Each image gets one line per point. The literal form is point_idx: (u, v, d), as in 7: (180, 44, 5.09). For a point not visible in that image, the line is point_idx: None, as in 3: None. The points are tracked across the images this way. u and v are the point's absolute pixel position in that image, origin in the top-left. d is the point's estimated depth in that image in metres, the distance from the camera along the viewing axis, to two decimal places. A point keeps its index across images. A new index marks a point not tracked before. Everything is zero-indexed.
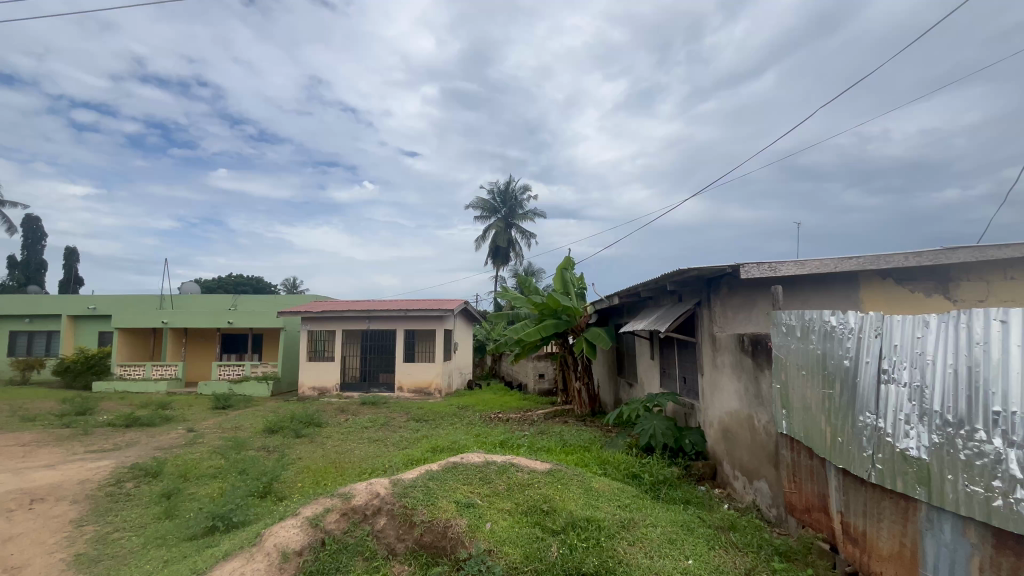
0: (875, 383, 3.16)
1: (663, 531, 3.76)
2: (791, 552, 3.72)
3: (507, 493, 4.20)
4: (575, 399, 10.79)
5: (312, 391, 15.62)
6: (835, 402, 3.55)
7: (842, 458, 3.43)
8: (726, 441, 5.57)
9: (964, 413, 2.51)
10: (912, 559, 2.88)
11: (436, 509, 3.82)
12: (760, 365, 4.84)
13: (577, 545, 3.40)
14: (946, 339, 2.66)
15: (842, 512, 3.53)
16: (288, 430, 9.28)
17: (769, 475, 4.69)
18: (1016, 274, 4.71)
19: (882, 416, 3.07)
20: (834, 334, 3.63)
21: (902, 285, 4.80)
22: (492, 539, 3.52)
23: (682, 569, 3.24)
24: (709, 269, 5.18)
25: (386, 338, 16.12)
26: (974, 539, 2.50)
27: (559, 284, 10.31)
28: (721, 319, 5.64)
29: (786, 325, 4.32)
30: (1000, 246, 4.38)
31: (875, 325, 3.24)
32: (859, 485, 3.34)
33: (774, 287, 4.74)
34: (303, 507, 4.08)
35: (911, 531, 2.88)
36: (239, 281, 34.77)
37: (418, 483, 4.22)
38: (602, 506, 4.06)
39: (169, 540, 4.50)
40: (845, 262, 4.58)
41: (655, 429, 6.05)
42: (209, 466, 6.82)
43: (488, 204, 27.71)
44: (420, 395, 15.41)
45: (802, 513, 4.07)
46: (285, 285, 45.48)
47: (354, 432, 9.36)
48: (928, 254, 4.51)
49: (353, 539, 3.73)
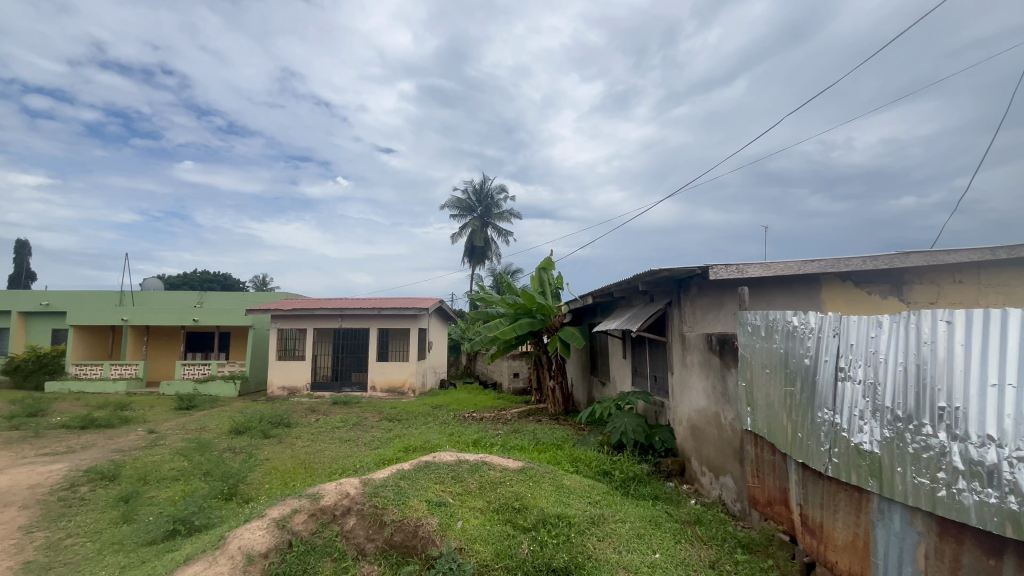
0: (832, 380, 3.30)
1: (631, 526, 3.84)
2: (753, 544, 3.88)
3: (479, 491, 4.21)
4: (549, 398, 10.87)
5: (281, 391, 15.28)
6: (797, 399, 3.68)
7: (802, 453, 3.56)
8: (694, 438, 5.71)
9: (913, 409, 2.65)
10: (865, 550, 3.02)
11: (407, 509, 3.80)
12: (726, 363, 4.99)
13: (547, 542, 3.44)
14: (896, 339, 2.81)
15: (801, 504, 3.67)
16: (255, 430, 9.04)
17: (733, 470, 4.84)
18: (965, 277, 4.94)
19: (839, 412, 3.20)
20: (796, 333, 3.76)
21: (860, 287, 5.04)
22: (464, 537, 3.53)
23: (650, 563, 3.32)
24: (680, 270, 5.29)
25: (360, 337, 15.72)
26: (921, 527, 2.64)
27: (535, 283, 10.33)
28: (691, 320, 5.77)
29: (752, 325, 4.45)
30: (951, 252, 4.58)
31: (833, 325, 3.37)
32: (817, 479, 3.47)
33: (742, 288, 4.87)
34: (269, 509, 4.00)
35: (865, 521, 3.02)
36: (206, 278, 33.73)
37: (389, 482, 4.19)
38: (573, 503, 4.12)
39: (127, 545, 4.32)
40: (808, 266, 4.77)
41: (626, 426, 6.14)
42: (171, 469, 6.59)
43: (464, 202, 27.58)
44: (394, 394, 15.28)
45: (764, 506, 4.21)
46: (255, 281, 44.20)
47: (325, 432, 9.19)
48: (884, 258, 4.71)
49: (321, 540, 3.66)
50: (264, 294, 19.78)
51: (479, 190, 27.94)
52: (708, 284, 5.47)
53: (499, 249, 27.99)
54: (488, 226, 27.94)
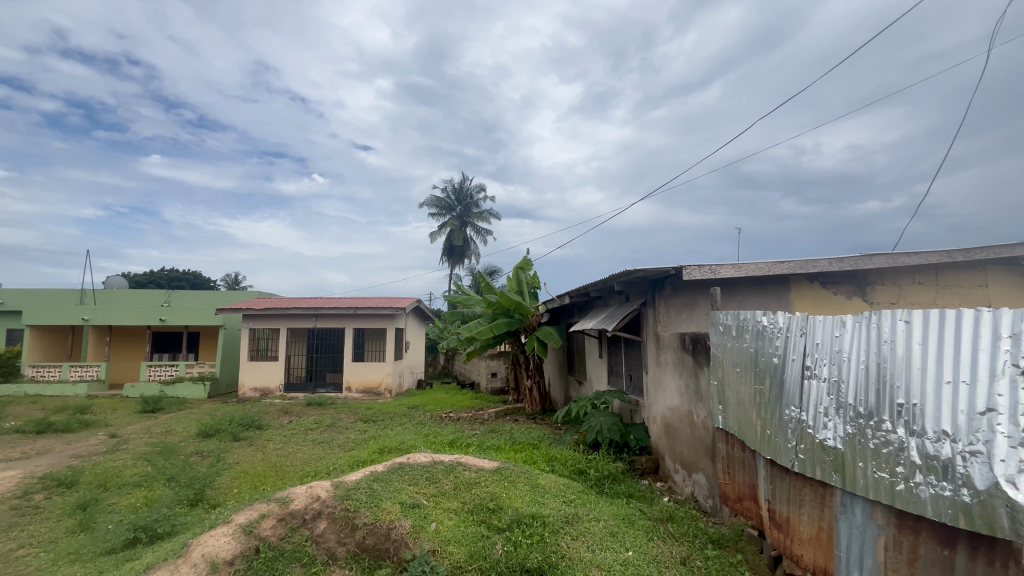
0: (799, 378, 3.39)
1: (605, 524, 3.87)
2: (723, 539, 3.96)
3: (453, 492, 4.18)
4: (527, 398, 10.89)
5: (253, 392, 14.90)
6: (765, 397, 3.77)
7: (770, 450, 3.65)
8: (668, 435, 5.80)
9: (874, 406, 2.74)
10: (828, 542, 3.11)
11: (380, 511, 3.75)
12: (699, 362, 5.07)
13: (521, 542, 3.43)
14: (858, 338, 2.90)
15: (769, 500, 3.75)
16: (225, 433, 8.78)
17: (706, 467, 4.92)
18: (924, 278, 5.14)
19: (805, 410, 3.29)
20: (765, 333, 3.84)
21: (826, 288, 5.20)
22: (437, 539, 3.49)
23: (622, 561, 3.35)
24: (654, 270, 5.36)
25: (335, 336, 15.44)
26: (881, 520, 2.73)
27: (513, 283, 10.33)
28: (665, 319, 5.85)
29: (723, 325, 4.54)
30: (911, 255, 4.75)
31: (801, 324, 3.46)
32: (784, 475, 3.56)
33: (714, 288, 4.96)
34: (236, 514, 3.89)
35: (828, 515, 3.11)
36: (174, 277, 32.63)
37: (362, 485, 4.13)
38: (548, 502, 4.12)
39: (83, 555, 4.14)
40: (777, 267, 4.88)
41: (601, 425, 6.19)
42: (133, 475, 6.34)
43: (443, 201, 27.38)
44: (370, 395, 15.08)
45: (735, 502, 4.30)
46: (226, 280, 42.94)
47: (297, 434, 9.00)
48: (849, 260, 4.85)
49: (290, 545, 3.58)
50: (235, 293, 19.25)
51: (459, 189, 27.78)
52: (681, 284, 5.56)
53: (478, 248, 27.91)
54: (466, 226, 27.82)
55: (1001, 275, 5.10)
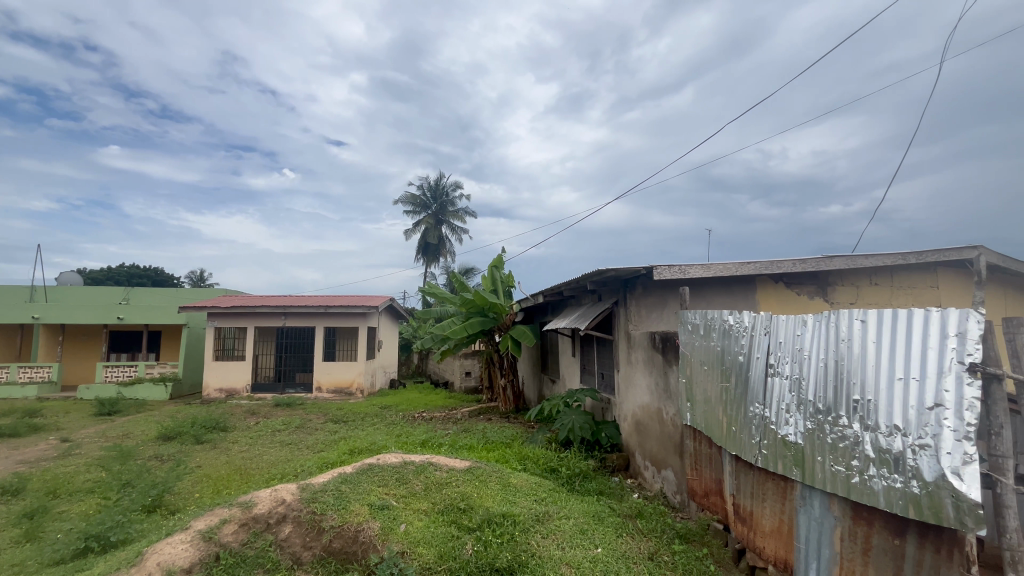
0: (763, 375, 3.48)
1: (575, 522, 3.89)
2: (690, 534, 4.05)
3: (424, 493, 4.14)
4: (500, 397, 10.89)
5: (218, 393, 14.41)
6: (731, 394, 3.87)
7: (735, 445, 3.74)
8: (638, 433, 5.88)
9: (832, 402, 2.84)
10: (789, 534, 3.21)
11: (348, 514, 3.68)
12: (668, 360, 5.17)
13: (491, 541, 3.42)
14: (818, 336, 3.00)
15: (734, 494, 3.85)
16: (187, 436, 8.45)
17: (674, 464, 5.02)
18: (879, 280, 5.39)
19: (768, 407, 3.38)
20: (731, 331, 3.93)
21: (790, 288, 5.37)
22: (406, 540, 3.46)
23: (591, 558, 3.38)
24: (626, 270, 5.43)
25: (305, 335, 15.10)
26: (837, 512, 2.84)
27: (487, 281, 10.29)
28: (636, 318, 5.93)
29: (692, 324, 4.63)
30: (869, 257, 4.94)
31: (764, 323, 3.56)
32: (748, 470, 3.66)
33: (683, 288, 5.06)
34: (195, 520, 3.75)
35: (789, 508, 3.21)
36: (134, 273, 31.26)
37: (329, 487, 4.06)
38: (519, 501, 4.12)
39: (29, 566, 3.92)
40: (744, 267, 5.01)
41: (573, 423, 6.25)
42: (86, 481, 6.05)
43: (418, 199, 27.06)
44: (341, 395, 14.79)
45: (702, 497, 4.39)
46: (191, 277, 41.37)
47: (264, 436, 8.75)
48: (811, 262, 5.02)
49: (252, 551, 3.45)
50: (200, 291, 18.58)
51: (434, 187, 27.52)
52: (652, 283, 5.66)
53: (453, 247, 27.72)
54: (442, 224, 27.59)
55: (949, 277, 5.40)
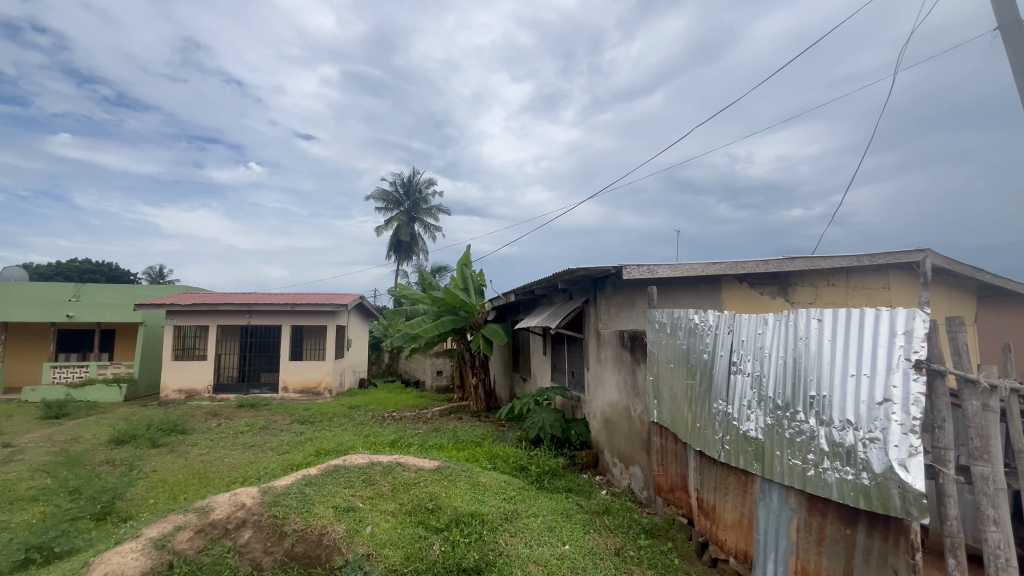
0: (726, 373, 3.57)
1: (543, 519, 3.90)
2: (656, 528, 4.13)
3: (391, 493, 4.08)
4: (472, 396, 10.84)
5: (177, 394, 13.83)
6: (696, 391, 3.95)
7: (699, 441, 3.83)
8: (607, 430, 5.96)
9: (790, 398, 2.94)
10: (748, 526, 3.32)
11: (311, 517, 3.59)
12: (637, 358, 5.24)
13: (459, 541, 3.39)
14: (778, 335, 3.10)
15: (698, 489, 3.94)
16: (142, 439, 8.08)
17: (641, 460, 5.11)
18: (836, 280, 5.64)
19: (731, 403, 3.47)
20: (697, 330, 4.02)
21: (754, 289, 5.53)
22: (372, 542, 3.39)
23: (559, 555, 3.40)
24: (596, 270, 5.49)
25: (271, 334, 14.66)
26: (794, 504, 2.94)
27: (458, 279, 10.21)
28: (605, 317, 5.99)
29: (659, 323, 4.71)
30: (827, 258, 5.14)
31: (728, 322, 3.65)
32: (711, 464, 3.75)
33: (651, 287, 5.14)
34: (147, 528, 3.57)
35: (749, 501, 3.31)
36: (87, 269, 29.63)
37: (292, 490, 3.94)
38: (487, 500, 4.11)
39: None
40: (710, 268, 5.13)
41: (544, 421, 6.28)
42: (29, 489, 5.69)
43: (390, 195, 26.67)
44: (308, 395, 14.43)
45: (667, 492, 4.48)
46: (148, 274, 39.51)
47: (226, 438, 8.46)
48: (774, 263, 5.18)
49: (208, 558, 3.33)
50: (158, 288, 17.79)
51: (407, 184, 27.18)
52: (621, 283, 5.74)
53: (426, 244, 27.45)
54: (414, 221, 27.26)
55: (899, 278, 5.71)
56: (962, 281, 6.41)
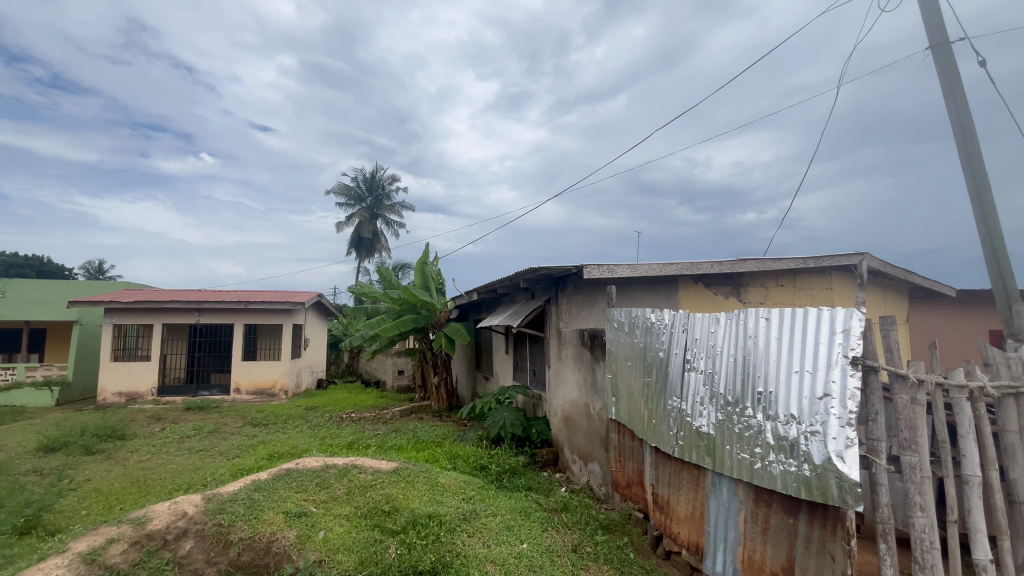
0: (681, 370, 3.67)
1: (502, 518, 3.90)
2: (613, 524, 4.19)
3: (347, 496, 3.96)
4: (433, 395, 10.71)
5: (116, 398, 12.97)
6: (652, 388, 4.04)
7: (655, 437, 3.92)
8: (567, 427, 6.02)
9: (740, 395, 3.05)
10: (700, 519, 3.41)
11: (260, 524, 3.45)
12: (596, 357, 5.31)
13: (416, 544, 3.33)
14: (729, 333, 3.21)
15: (653, 484, 4.03)
16: (75, 446, 7.52)
17: (600, 457, 5.19)
18: (785, 281, 5.91)
19: (685, 400, 3.57)
20: (654, 329, 4.10)
21: (709, 288, 5.71)
22: (325, 548, 3.29)
23: (517, 554, 3.40)
24: (558, 269, 5.54)
25: (222, 333, 14.00)
26: (742, 496, 3.05)
27: (419, 277, 10.06)
28: (566, 315, 6.06)
29: (617, 321, 4.79)
30: (777, 260, 5.37)
31: (683, 321, 3.75)
32: (666, 460, 3.85)
33: (610, 287, 5.22)
34: (75, 542, 3.33)
35: (701, 495, 3.42)
36: (15, 263, 27.33)
37: (239, 496, 3.78)
38: (446, 501, 4.06)
39: None
40: (667, 268, 5.26)
41: (504, 420, 6.28)
42: None
43: (352, 191, 26.02)
44: (262, 396, 13.87)
45: (624, 488, 4.57)
46: (87, 269, 36.88)
47: (170, 443, 8.00)
48: (727, 264, 5.37)
49: (144, 571, 3.15)
50: (97, 284, 16.64)
51: (370, 179, 26.61)
52: (582, 282, 5.81)
53: (388, 242, 26.97)
54: (377, 218, 26.72)
55: (841, 280, 6.06)
56: (896, 283, 6.86)
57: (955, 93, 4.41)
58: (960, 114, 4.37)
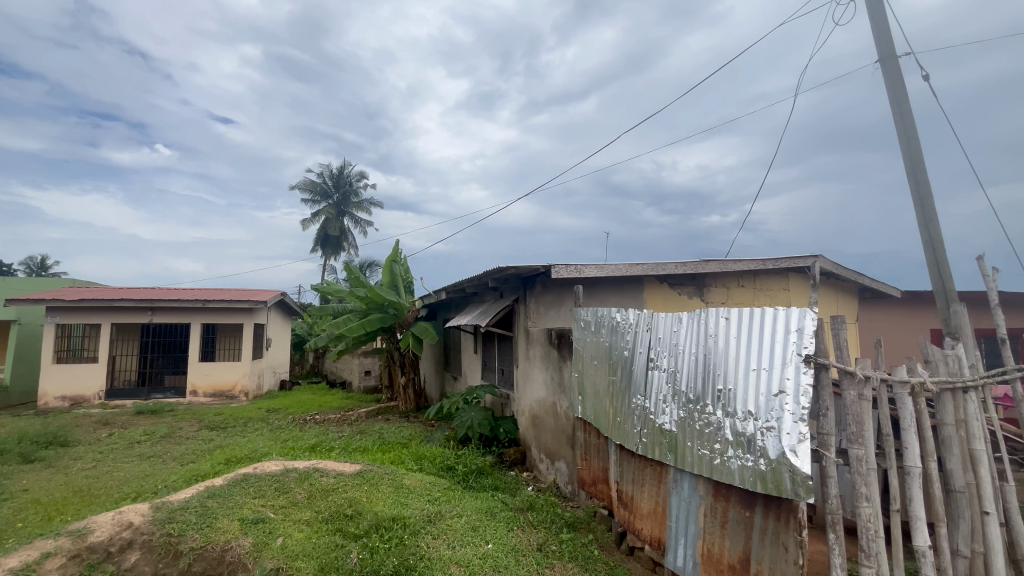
0: (645, 369, 3.73)
1: (467, 519, 3.87)
2: (578, 522, 4.23)
3: (307, 501, 3.85)
4: (401, 396, 10.56)
5: (59, 402, 12.22)
6: (617, 386, 4.10)
7: (619, 435, 3.98)
8: (535, 427, 6.03)
9: (701, 392, 3.12)
10: (663, 515, 3.48)
11: (213, 533, 3.31)
12: (563, 356, 5.35)
13: (379, 548, 3.26)
14: (692, 332, 3.27)
15: (618, 481, 4.09)
16: (11, 454, 7.03)
17: (566, 455, 5.23)
18: (745, 282, 6.10)
19: (648, 398, 3.63)
20: (619, 328, 4.16)
21: (673, 289, 5.84)
22: (283, 554, 3.18)
23: (481, 555, 3.37)
24: (527, 269, 5.54)
25: (178, 333, 13.38)
26: (702, 491, 3.12)
27: (386, 276, 9.88)
28: (534, 315, 6.08)
29: (584, 321, 4.83)
30: (737, 262, 5.54)
31: (647, 320, 3.82)
32: (630, 457, 3.91)
33: (578, 287, 5.27)
34: (6, 557, 3.10)
35: (663, 491, 3.48)
36: None
37: (191, 504, 3.62)
38: (411, 503, 4.00)
39: None
40: (634, 268, 5.34)
41: (472, 420, 6.25)
42: None
43: (318, 186, 25.37)
44: (221, 398, 13.35)
45: (590, 486, 4.61)
46: (28, 265, 34.56)
47: (118, 449, 7.58)
48: (691, 265, 5.51)
49: None
50: (39, 281, 15.61)
51: (337, 175, 26.00)
52: (550, 282, 5.84)
53: (355, 240, 26.43)
54: (344, 215, 26.13)
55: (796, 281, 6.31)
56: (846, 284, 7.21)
57: (902, 105, 4.65)
58: (905, 125, 4.61)
